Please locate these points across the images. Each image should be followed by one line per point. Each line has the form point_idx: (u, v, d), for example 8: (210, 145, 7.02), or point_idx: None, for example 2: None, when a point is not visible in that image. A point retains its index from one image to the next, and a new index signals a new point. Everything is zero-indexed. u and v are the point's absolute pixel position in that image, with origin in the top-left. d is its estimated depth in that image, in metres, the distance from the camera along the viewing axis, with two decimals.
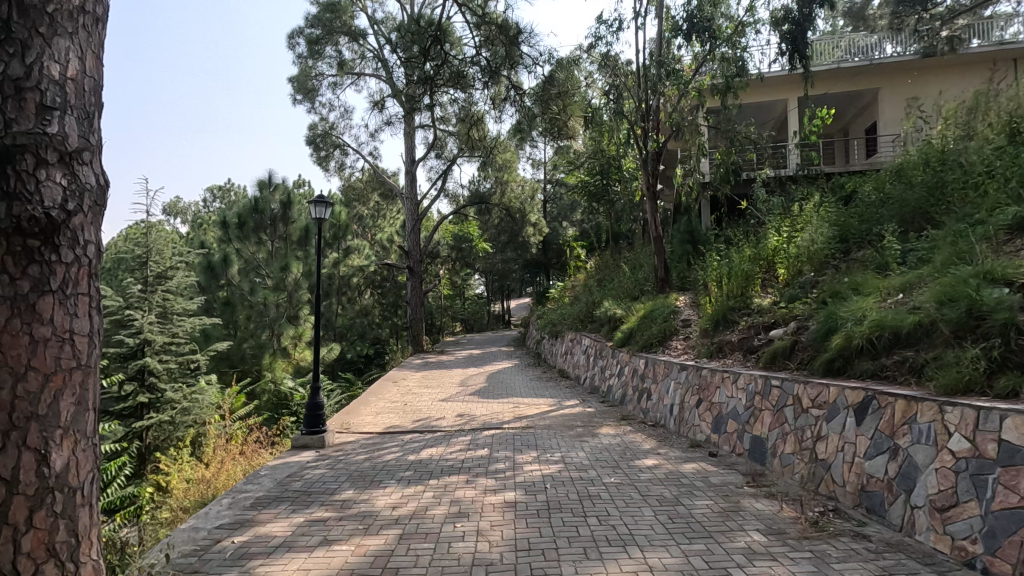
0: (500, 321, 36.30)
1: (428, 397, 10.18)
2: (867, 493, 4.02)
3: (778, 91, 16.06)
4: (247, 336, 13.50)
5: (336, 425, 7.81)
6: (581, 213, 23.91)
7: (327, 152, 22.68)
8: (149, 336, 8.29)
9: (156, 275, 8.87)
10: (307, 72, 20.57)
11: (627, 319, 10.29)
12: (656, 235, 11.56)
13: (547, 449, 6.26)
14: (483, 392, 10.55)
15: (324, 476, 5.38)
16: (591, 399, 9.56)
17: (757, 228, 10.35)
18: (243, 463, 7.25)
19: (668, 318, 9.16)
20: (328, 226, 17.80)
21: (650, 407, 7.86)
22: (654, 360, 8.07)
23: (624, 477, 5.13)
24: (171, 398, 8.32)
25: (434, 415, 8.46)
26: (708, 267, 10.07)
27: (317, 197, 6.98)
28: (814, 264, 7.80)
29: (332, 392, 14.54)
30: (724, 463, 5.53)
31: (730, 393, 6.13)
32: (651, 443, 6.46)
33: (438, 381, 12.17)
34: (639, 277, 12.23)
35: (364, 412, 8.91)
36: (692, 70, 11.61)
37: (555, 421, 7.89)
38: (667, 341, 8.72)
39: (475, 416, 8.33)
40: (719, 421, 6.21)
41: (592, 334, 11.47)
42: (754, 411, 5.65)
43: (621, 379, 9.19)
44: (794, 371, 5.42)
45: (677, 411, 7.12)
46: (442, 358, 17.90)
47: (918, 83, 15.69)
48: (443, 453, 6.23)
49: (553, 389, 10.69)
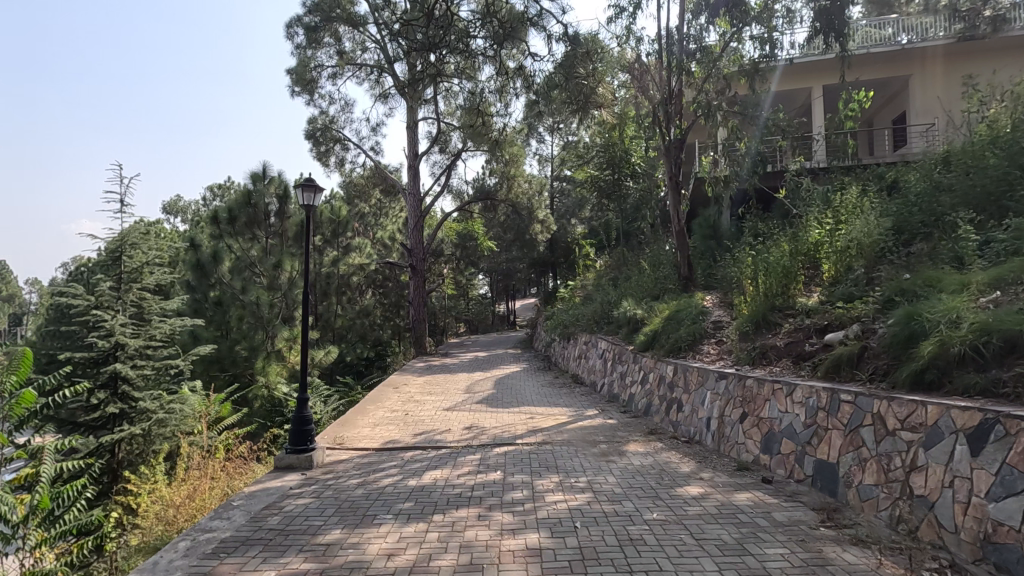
0: (506, 321, 35.47)
1: (431, 405, 9.33)
2: (994, 546, 3.12)
3: (800, 82, 15.24)
4: (240, 337, 12.67)
5: (328, 439, 6.96)
6: (592, 209, 23.03)
7: (326, 146, 21.91)
8: (123, 339, 7.44)
9: (134, 271, 8.02)
10: (306, 63, 19.77)
11: (649, 320, 9.41)
12: (678, 229, 10.70)
13: (571, 473, 5.38)
14: (491, 400, 9.68)
15: (308, 509, 4.51)
16: (611, 409, 8.70)
17: (792, 221, 9.46)
18: (222, 488, 6.40)
19: (697, 320, 8.28)
20: (326, 221, 16.95)
21: (681, 421, 6.98)
22: (685, 367, 7.21)
23: (668, 512, 4.25)
24: (145, 408, 7.49)
25: (438, 428, 7.60)
26: (739, 264, 9.21)
27: (306, 180, 6.13)
28: (867, 259, 7.00)
29: (329, 397, 13.71)
30: (784, 492, 4.65)
31: (784, 408, 5.25)
32: (690, 465, 5.57)
33: (442, 387, 11.32)
34: (659, 275, 11.34)
35: (361, 423, 8.07)
36: (718, 51, 10.73)
37: (575, 436, 7.00)
38: (697, 345, 7.84)
39: (484, 429, 7.46)
40: (771, 440, 5.33)
41: (608, 336, 10.61)
42: (818, 430, 4.77)
43: (645, 387, 8.31)
44: (868, 384, 4.54)
45: (716, 425, 6.24)
46: (446, 361, 17.05)
47: (951, 69, 14.79)
48: (449, 476, 5.38)
49: (567, 397, 9.83)
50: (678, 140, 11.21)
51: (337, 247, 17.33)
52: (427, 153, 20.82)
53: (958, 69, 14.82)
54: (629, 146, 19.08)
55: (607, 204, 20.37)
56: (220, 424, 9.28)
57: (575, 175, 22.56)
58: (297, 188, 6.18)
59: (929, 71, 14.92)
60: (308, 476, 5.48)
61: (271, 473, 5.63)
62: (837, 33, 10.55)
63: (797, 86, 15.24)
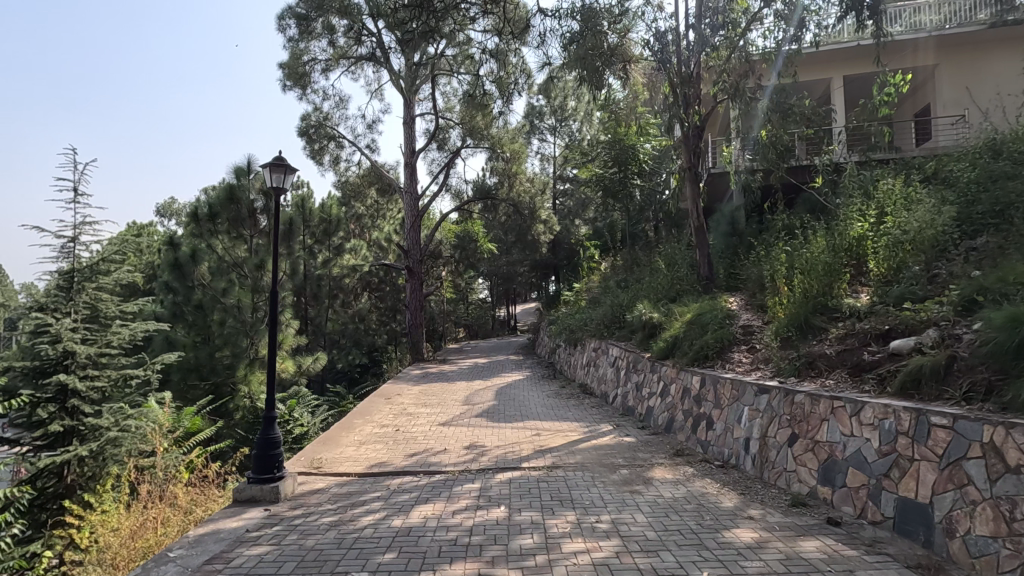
0: (506, 326, 34.45)
1: (425, 419, 8.39)
2: None
3: (823, 72, 14.40)
4: (221, 344, 11.76)
5: (304, 462, 6.03)
6: (597, 209, 22.15)
7: (321, 144, 21.09)
8: (71, 346, 6.60)
9: (92, 266, 7.16)
10: (298, 56, 18.97)
11: (667, 324, 8.48)
12: (697, 224, 9.82)
13: (590, 510, 4.44)
14: (491, 413, 8.75)
15: (262, 563, 3.55)
16: (627, 424, 7.79)
17: (826, 216, 8.57)
18: (179, 521, 5.49)
19: (724, 325, 7.35)
20: (317, 220, 16.04)
21: (711, 440, 6.07)
22: (715, 379, 6.28)
23: (721, 571, 3.31)
24: (98, 424, 6.57)
25: (433, 448, 6.67)
26: (768, 262, 8.33)
27: (273, 158, 5.17)
28: (923, 254, 6.11)
29: (318, 409, 12.77)
30: (863, 541, 3.71)
31: (849, 431, 4.32)
32: (733, 499, 4.63)
33: (439, 397, 10.37)
34: (676, 275, 10.42)
35: (345, 441, 7.13)
36: (741, 30, 9.83)
37: (590, 458, 6.05)
38: (727, 353, 6.92)
39: (485, 449, 6.52)
40: (833, 470, 4.40)
41: (621, 342, 9.70)
42: (899, 460, 3.85)
43: (666, 401, 7.39)
44: (966, 406, 3.61)
45: (757, 448, 5.32)
46: (444, 368, 16.10)
47: (979, 58, 13.98)
48: (443, 513, 4.44)
49: (576, 410, 8.88)
50: (698, 126, 10.43)
51: (329, 248, 16.43)
52: (426, 150, 19.95)
53: (986, 58, 13.98)
54: (635, 141, 18.31)
55: (613, 204, 19.53)
56: (191, 442, 8.27)
57: (579, 174, 21.69)
58: (264, 167, 5.21)
59: (955, 62, 14.08)
60: (273, 513, 4.53)
61: (230, 508, 4.68)
62: (871, 11, 9.62)
63: (819, 75, 14.40)
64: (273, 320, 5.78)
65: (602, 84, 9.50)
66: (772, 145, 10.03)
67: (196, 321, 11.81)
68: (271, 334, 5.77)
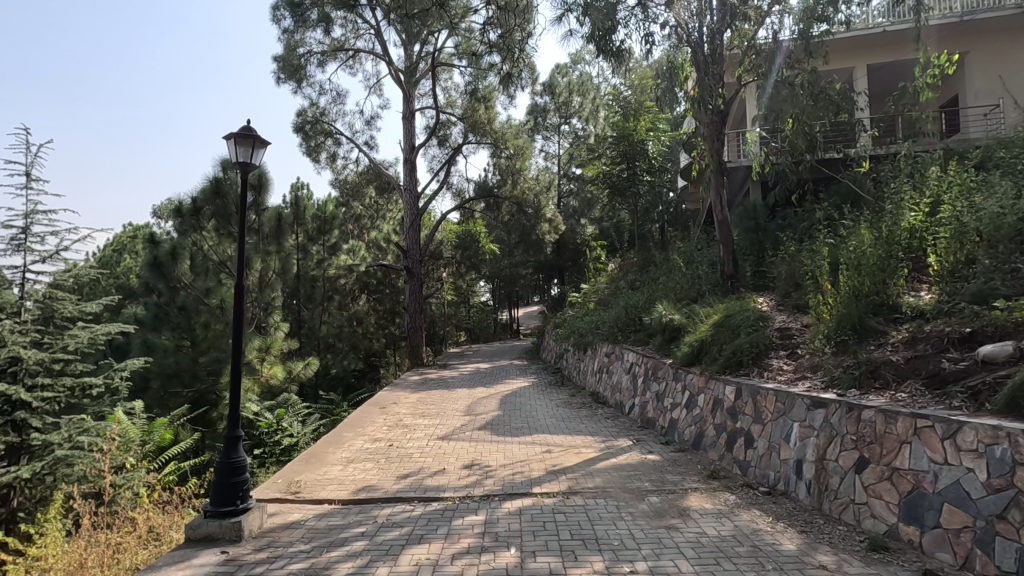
0: (508, 330, 33.53)
1: (423, 432, 7.57)
2: None
3: (846, 61, 13.67)
4: (205, 348, 10.99)
5: (282, 486, 5.21)
6: (603, 208, 21.37)
7: (317, 140, 20.31)
8: (18, 352, 5.82)
9: (51, 258, 6.43)
10: (293, 48, 18.25)
11: (691, 326, 7.63)
12: (721, 218, 8.99)
13: (621, 554, 3.60)
14: (496, 425, 7.91)
15: None
16: (648, 439, 6.95)
17: (866, 208, 7.75)
18: (132, 556, 4.66)
19: (759, 327, 6.53)
20: (311, 217, 15.24)
21: (752, 461, 5.24)
22: (755, 390, 5.46)
23: None
24: (45, 441, 5.74)
25: (431, 468, 5.84)
26: (805, 259, 7.51)
27: (240, 128, 4.33)
28: (996, 247, 5.29)
29: (309, 417, 11.96)
30: None
31: (942, 459, 3.48)
32: (794, 541, 3.79)
33: (438, 407, 9.55)
34: (696, 273, 9.57)
35: (331, 459, 6.30)
36: (768, 7, 9.02)
37: (612, 482, 5.21)
38: (764, 359, 6.08)
39: (490, 470, 5.67)
40: (922, 505, 3.56)
41: (638, 347, 8.86)
42: (1020, 499, 3.01)
43: (693, 413, 6.55)
44: None
45: (813, 473, 4.49)
46: (444, 374, 15.26)
47: (1015, 46, 13.17)
48: (441, 559, 3.59)
49: (590, 422, 8.03)
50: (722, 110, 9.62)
51: (322, 246, 15.59)
52: (425, 146, 19.14)
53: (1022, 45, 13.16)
54: (644, 135, 17.56)
55: (620, 202, 18.81)
56: (159, 458, 7.41)
57: (585, 171, 20.92)
58: (229, 138, 4.35)
59: (989, 49, 13.26)
60: (231, 557, 3.69)
61: (181, 550, 3.84)
62: None
63: (842, 63, 13.65)
64: (238, 323, 4.93)
65: (616, 65, 8.72)
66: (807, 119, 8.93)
67: (179, 323, 11.06)
68: (237, 338, 4.92)
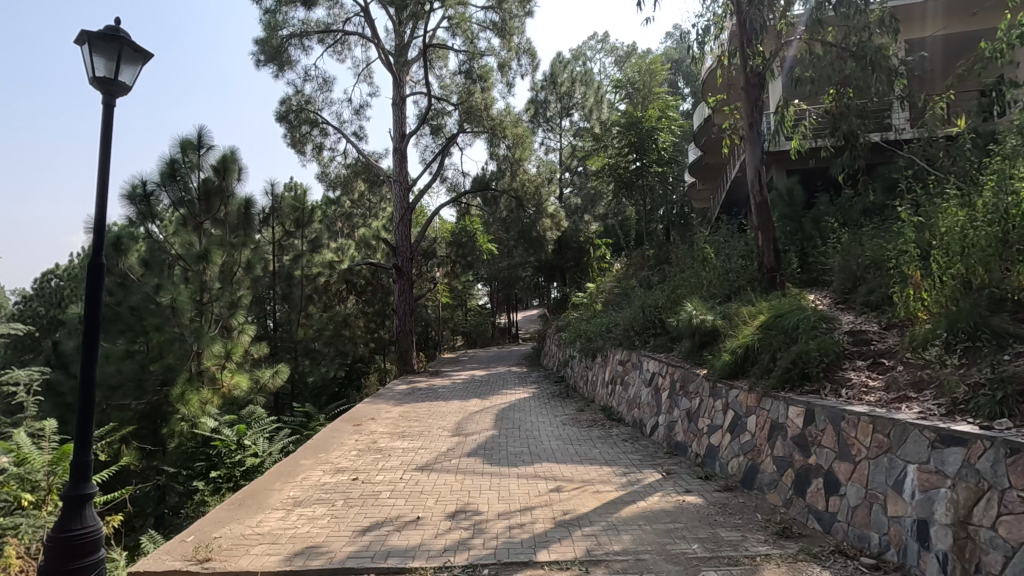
0: (507, 334, 32.04)
1: (400, 460, 6.13)
2: None
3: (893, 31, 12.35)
4: (157, 354, 9.55)
5: (193, 548, 3.78)
6: (607, 203, 19.97)
7: (302, 130, 18.90)
8: None
9: None
10: (273, 26, 16.78)
11: (732, 328, 6.18)
12: (758, 201, 7.58)
13: None
14: (489, 450, 6.46)
15: None
16: (683, 472, 5.50)
17: (946, 190, 6.33)
18: None
19: (826, 331, 5.10)
20: (289, 207, 13.81)
21: (840, 515, 3.81)
22: (837, 413, 4.02)
23: None
24: None
25: (401, 517, 4.38)
26: (874, 249, 6.09)
27: (100, 31, 3.51)
28: None
29: (277, 433, 10.49)
30: None
31: None
32: None
33: (424, 424, 8.09)
34: (726, 268, 8.15)
35: (275, 501, 4.84)
36: None
37: (647, 543, 3.78)
38: (839, 372, 4.64)
39: (478, 522, 4.21)
40: None
41: (660, 354, 7.44)
42: None
43: (741, 440, 5.10)
44: None
45: (949, 543, 3.05)
46: (435, 383, 13.75)
47: None
48: None
49: (605, 447, 6.58)
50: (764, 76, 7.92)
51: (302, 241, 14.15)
52: (417, 134, 17.74)
53: None
54: (656, 124, 15.96)
55: (627, 196, 17.39)
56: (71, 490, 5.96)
57: (588, 164, 19.59)
58: (83, 42, 3.47)
59: None
60: None
61: None
62: None
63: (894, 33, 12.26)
64: (90, 323, 3.63)
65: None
66: (882, 66, 7.06)
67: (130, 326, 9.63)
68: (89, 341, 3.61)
